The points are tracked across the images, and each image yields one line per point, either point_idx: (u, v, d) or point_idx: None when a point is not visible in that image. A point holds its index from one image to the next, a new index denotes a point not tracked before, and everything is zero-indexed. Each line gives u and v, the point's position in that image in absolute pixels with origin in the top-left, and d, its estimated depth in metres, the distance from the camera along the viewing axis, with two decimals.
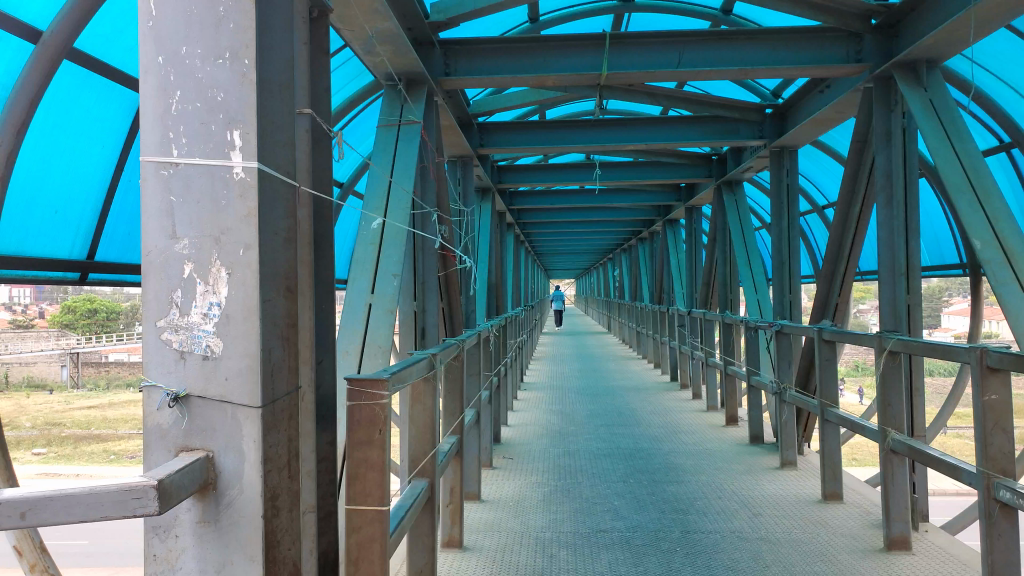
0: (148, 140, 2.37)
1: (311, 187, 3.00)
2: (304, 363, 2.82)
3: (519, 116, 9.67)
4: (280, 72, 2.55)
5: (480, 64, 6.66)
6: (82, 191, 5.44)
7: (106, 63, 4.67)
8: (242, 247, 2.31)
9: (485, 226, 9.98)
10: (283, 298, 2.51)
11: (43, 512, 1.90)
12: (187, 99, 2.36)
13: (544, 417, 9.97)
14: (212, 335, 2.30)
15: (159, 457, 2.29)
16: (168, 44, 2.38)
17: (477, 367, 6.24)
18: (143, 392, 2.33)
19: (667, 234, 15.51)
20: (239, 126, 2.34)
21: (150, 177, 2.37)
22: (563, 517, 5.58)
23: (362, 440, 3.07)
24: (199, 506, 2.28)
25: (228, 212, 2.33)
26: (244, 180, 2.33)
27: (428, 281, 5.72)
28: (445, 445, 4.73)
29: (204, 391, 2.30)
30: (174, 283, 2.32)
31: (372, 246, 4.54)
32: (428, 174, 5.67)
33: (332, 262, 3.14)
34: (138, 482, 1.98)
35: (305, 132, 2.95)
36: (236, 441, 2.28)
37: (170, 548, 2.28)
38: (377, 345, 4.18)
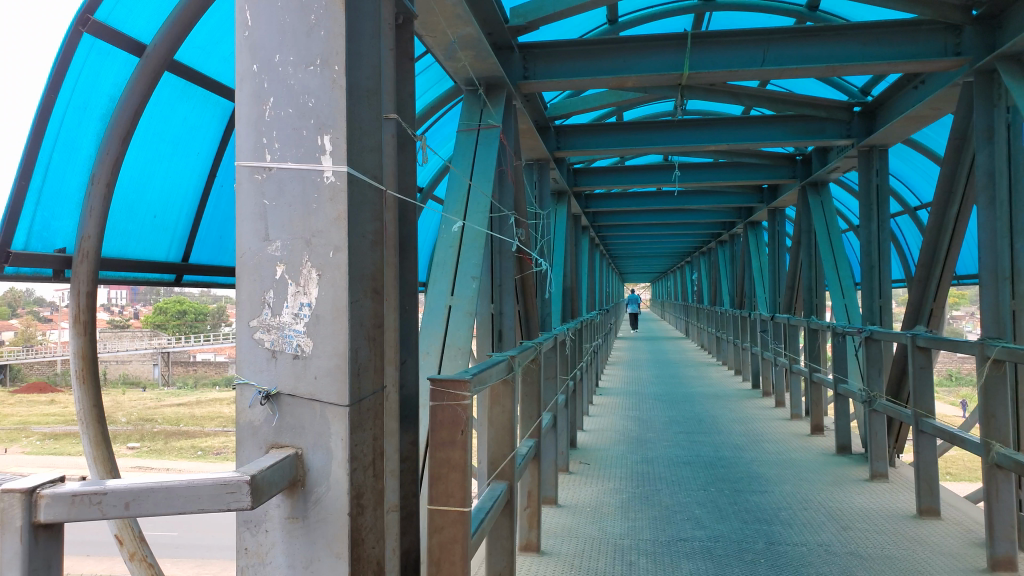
0: (244, 146, 2.45)
1: (397, 191, 3.04)
2: (390, 363, 2.86)
3: (597, 118, 9.61)
4: (368, 78, 2.60)
5: (559, 66, 6.63)
6: (176, 196, 5.59)
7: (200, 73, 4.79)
8: (333, 249, 2.36)
9: (560, 229, 9.94)
10: (370, 299, 2.55)
11: (145, 502, 1.99)
12: (280, 105, 2.43)
13: (621, 423, 9.86)
14: (303, 335, 2.36)
15: (251, 454, 2.36)
16: (262, 52, 2.45)
17: (554, 371, 6.22)
18: (237, 389, 2.41)
19: (749, 237, 15.12)
20: (329, 131, 2.40)
21: (244, 181, 2.45)
22: (642, 525, 5.51)
23: (445, 440, 3.09)
24: (288, 502, 2.33)
25: (318, 215, 2.38)
26: (333, 184, 2.38)
27: (505, 283, 5.72)
28: (524, 448, 4.74)
29: (294, 389, 2.36)
30: (267, 284, 2.40)
31: (451, 249, 4.57)
32: (506, 177, 5.70)
33: (416, 265, 3.18)
34: (232, 477, 2.05)
35: (391, 136, 2.98)
36: (325, 439, 2.33)
37: (261, 543, 2.34)
38: (457, 347, 4.21)
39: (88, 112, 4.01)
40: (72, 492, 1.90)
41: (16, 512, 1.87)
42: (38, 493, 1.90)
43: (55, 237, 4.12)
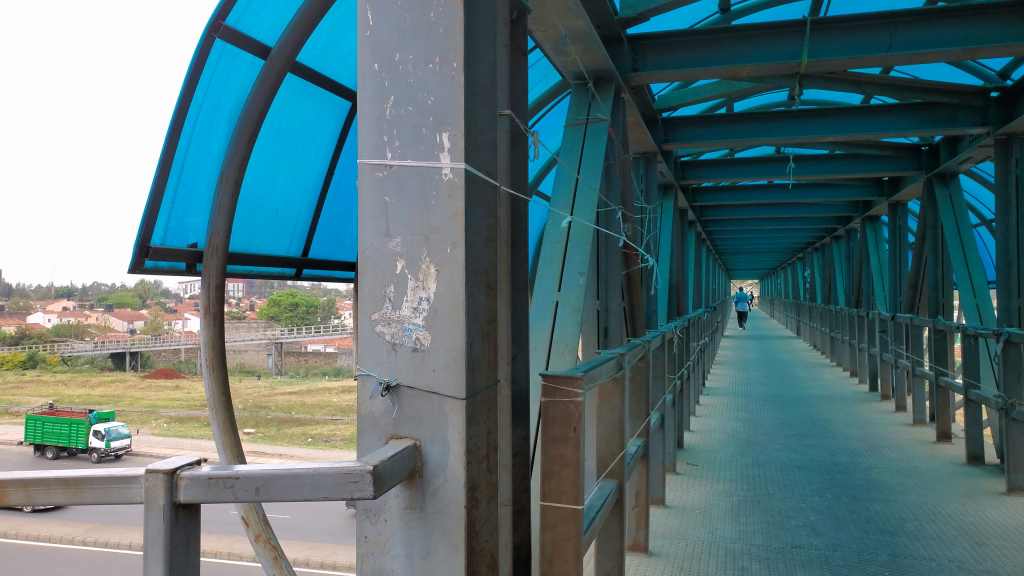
0: (366, 144, 2.52)
1: (509, 187, 3.04)
2: (502, 358, 2.87)
3: (706, 109, 9.39)
4: (484, 74, 2.60)
5: (670, 58, 6.48)
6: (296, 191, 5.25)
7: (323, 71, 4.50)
8: (450, 245, 2.38)
9: (668, 224, 9.73)
10: (484, 295, 2.56)
11: (274, 488, 2.08)
12: (400, 103, 2.48)
13: (729, 424, 9.60)
14: (422, 328, 2.40)
15: (372, 444, 2.43)
16: (383, 51, 2.51)
17: (662, 369, 6.11)
18: (359, 381, 2.48)
19: (867, 233, 14.40)
20: (447, 128, 2.42)
21: (366, 178, 2.52)
22: (754, 529, 5.34)
23: (557, 436, 3.09)
24: (406, 492, 2.37)
25: (437, 211, 2.41)
26: (451, 181, 2.40)
27: (611, 280, 5.67)
28: (632, 447, 4.69)
29: (414, 381, 2.40)
30: (388, 279, 2.46)
31: (558, 244, 4.54)
32: (613, 171, 5.61)
33: (527, 261, 3.15)
34: (355, 466, 2.10)
35: (505, 133, 2.97)
36: (442, 431, 2.36)
37: (380, 532, 2.38)
38: (564, 343, 4.18)
39: (217, 112, 4.08)
40: (208, 475, 2.03)
41: (159, 491, 2.02)
42: (178, 474, 2.05)
43: (188, 233, 4.20)
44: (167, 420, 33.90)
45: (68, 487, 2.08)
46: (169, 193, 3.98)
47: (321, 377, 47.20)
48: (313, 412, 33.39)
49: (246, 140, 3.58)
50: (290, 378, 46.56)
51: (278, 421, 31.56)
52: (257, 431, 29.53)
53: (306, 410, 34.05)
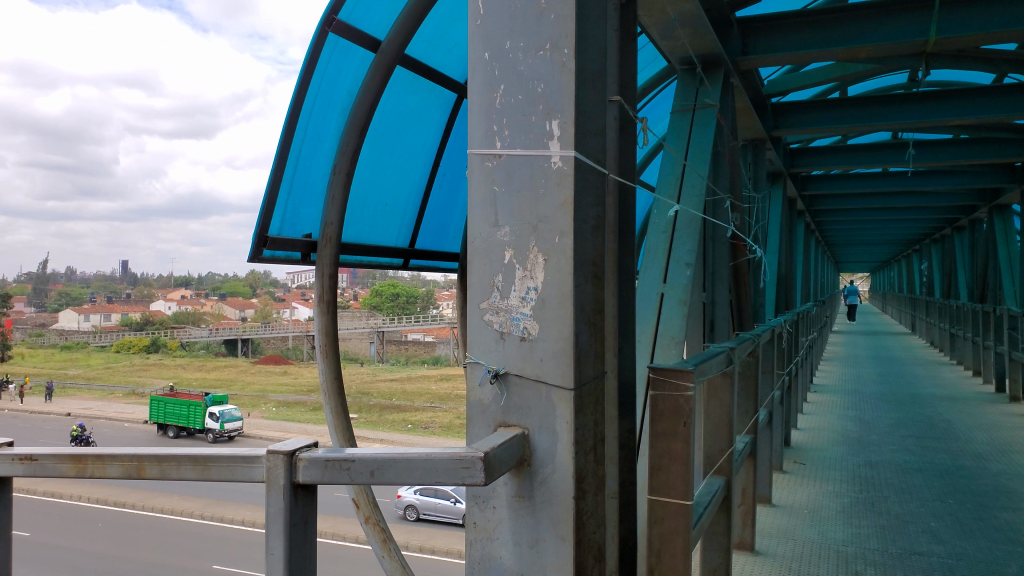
0: (476, 134, 2.54)
1: (618, 174, 2.98)
2: (609, 350, 2.81)
3: (819, 93, 8.99)
4: (593, 60, 2.57)
5: (782, 41, 6.25)
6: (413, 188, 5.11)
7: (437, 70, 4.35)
8: (558, 235, 2.36)
9: (776, 215, 9.41)
10: (591, 285, 2.52)
11: (388, 472, 2.13)
12: (510, 91, 2.48)
13: (839, 423, 9.21)
14: (529, 318, 2.39)
15: (481, 431, 2.45)
16: (493, 40, 2.52)
17: (770, 365, 5.91)
18: (468, 368, 2.50)
19: (995, 223, 13.45)
20: (557, 116, 2.40)
21: (476, 169, 2.53)
22: (868, 533, 5.10)
23: (667, 431, 3.02)
24: (514, 481, 2.36)
25: (545, 201, 2.40)
26: (560, 169, 2.38)
27: (717, 272, 5.54)
28: (740, 443, 4.57)
29: (521, 370, 2.40)
30: (496, 268, 2.46)
31: (663, 234, 4.41)
32: (722, 158, 5.45)
33: (635, 251, 3.07)
34: (466, 452, 2.11)
35: (614, 119, 2.92)
36: (551, 421, 2.34)
37: (489, 518, 2.40)
38: (670, 336, 4.12)
39: (330, 105, 4.10)
40: (324, 457, 2.11)
41: (280, 471, 2.12)
42: (297, 456, 2.14)
43: (303, 224, 4.36)
44: (277, 405, 35.54)
45: (196, 464, 2.22)
46: (284, 185, 4.12)
47: (420, 366, 48.34)
48: (413, 400, 34.27)
49: (357, 134, 3.65)
50: (392, 367, 47.89)
51: (380, 407, 32.57)
52: (360, 416, 30.57)
53: (406, 397, 35.06)
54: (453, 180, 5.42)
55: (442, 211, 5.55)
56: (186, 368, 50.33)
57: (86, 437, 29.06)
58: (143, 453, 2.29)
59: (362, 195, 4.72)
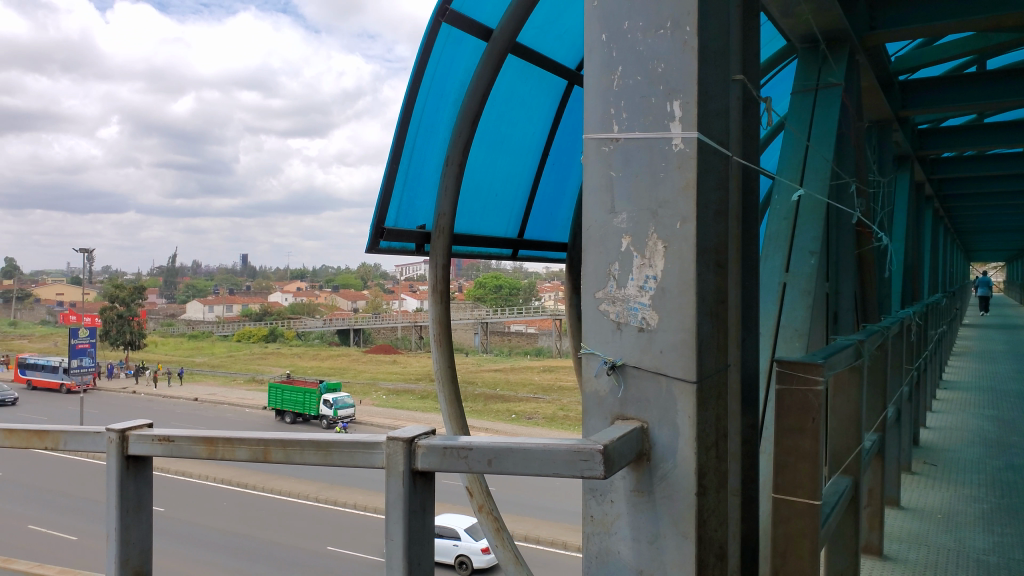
0: (592, 118, 2.49)
1: (741, 157, 2.85)
2: (731, 342, 2.70)
3: (953, 69, 8.37)
4: (716, 38, 2.47)
5: (912, 12, 5.86)
6: (522, 178, 5.07)
7: (549, 58, 4.29)
8: (680, 220, 2.28)
9: (902, 201, 8.87)
10: (713, 273, 2.42)
11: (505, 461, 2.11)
12: (629, 73, 2.41)
13: (974, 423, 8.60)
14: (648, 308, 2.32)
15: (598, 424, 2.40)
16: (611, 21, 2.46)
17: (899, 358, 5.58)
18: (584, 359, 2.45)
19: None
20: (679, 96, 2.32)
21: (592, 154, 2.48)
22: (1012, 542, 4.72)
23: (793, 427, 2.91)
24: (633, 475, 2.30)
25: (665, 184, 2.32)
26: (682, 151, 2.29)
27: (842, 261, 5.24)
28: (868, 441, 4.34)
29: (640, 361, 2.33)
30: (613, 256, 2.40)
31: (785, 220, 4.22)
32: (847, 141, 5.17)
33: (758, 238, 2.93)
34: (585, 444, 2.04)
35: (737, 99, 2.80)
36: (671, 414, 2.26)
37: (606, 512, 2.34)
38: (792, 328, 3.91)
39: (442, 96, 4.11)
40: (442, 445, 2.14)
41: (399, 458, 2.17)
42: (415, 443, 2.18)
43: (417, 215, 4.42)
44: (386, 393, 36.64)
45: (320, 450, 2.30)
46: (399, 178, 4.17)
47: (524, 357, 48.75)
48: (517, 390, 34.60)
49: (469, 124, 3.65)
50: (495, 357, 48.45)
51: (484, 397, 33.03)
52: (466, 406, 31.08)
53: (510, 388, 35.38)
54: (560, 170, 5.37)
55: (551, 201, 5.50)
56: (301, 357, 52.65)
57: (212, 420, 30.86)
58: (269, 438, 2.38)
59: (473, 185, 4.74)
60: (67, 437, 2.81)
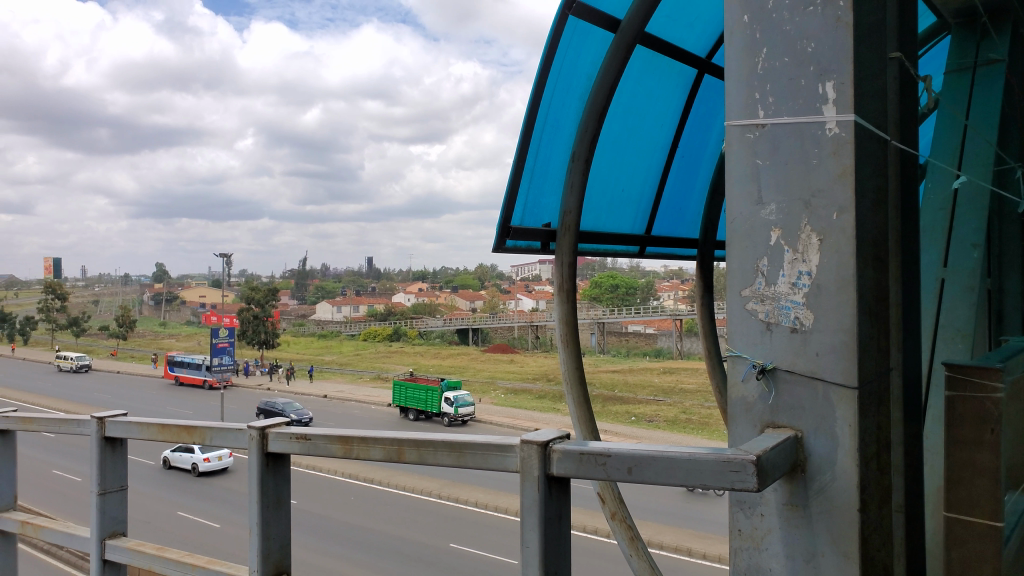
0: (734, 105, 2.32)
1: (900, 140, 2.58)
2: (893, 345, 2.45)
3: None
4: (873, 12, 2.24)
5: None
6: (650, 173, 4.91)
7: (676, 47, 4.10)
8: (836, 211, 2.08)
9: None
10: (873, 269, 2.19)
11: (647, 470, 1.97)
12: (775, 54, 2.23)
13: None
14: (802, 307, 2.14)
15: (746, 432, 2.23)
16: (755, 1, 2.30)
17: None
18: (730, 363, 2.30)
19: None
20: (832, 77, 2.12)
21: (735, 142, 2.31)
22: None
23: (969, 439, 2.71)
24: (786, 487, 2.12)
25: (818, 173, 2.12)
26: (838, 136, 2.09)
27: (1007, 254, 4.73)
28: None
29: (793, 365, 2.15)
30: (760, 251, 2.23)
31: (942, 211, 3.79)
32: (1011, 120, 4.65)
33: (919, 229, 2.65)
34: (735, 454, 1.86)
35: (894, 79, 2.53)
36: (829, 423, 2.07)
37: (756, 527, 2.17)
38: (954, 328, 3.61)
39: (569, 91, 4.00)
40: (579, 451, 2.05)
41: (534, 462, 2.10)
42: (551, 447, 2.10)
43: (543, 213, 4.35)
44: (505, 392, 37.06)
45: (452, 451, 2.26)
46: (525, 175, 4.12)
47: (642, 359, 48.05)
48: (636, 393, 34.10)
49: (596, 119, 3.53)
50: (613, 358, 48.03)
51: (604, 398, 32.76)
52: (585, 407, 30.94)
53: (630, 390, 34.94)
54: (690, 164, 5.17)
55: (681, 196, 5.32)
56: (423, 355, 54.05)
57: (340, 416, 32.18)
58: (403, 438, 2.37)
59: (601, 180, 4.62)
60: (213, 433, 2.92)
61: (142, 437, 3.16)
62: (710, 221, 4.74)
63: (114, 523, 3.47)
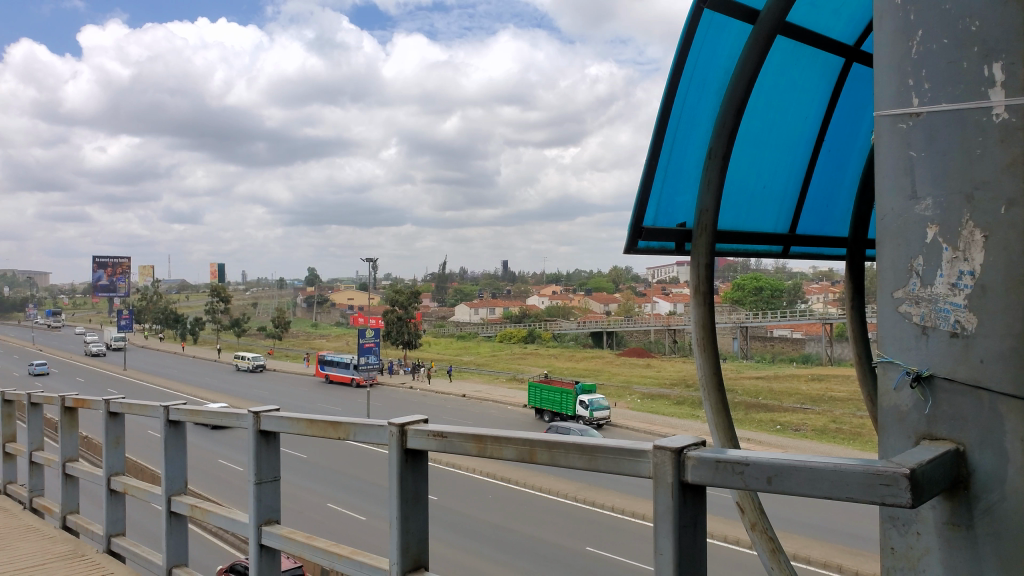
0: (885, 95, 2.18)
1: None
2: None
3: None
4: None
5: None
6: (792, 170, 4.67)
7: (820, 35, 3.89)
8: (1004, 204, 1.90)
9: None
10: None
11: (788, 480, 1.87)
12: (931, 37, 2.07)
13: None
14: (963, 309, 1.97)
15: (900, 444, 2.07)
16: None
17: None
18: (880, 369, 2.15)
19: None
20: (1000, 58, 1.95)
21: (886, 132, 2.16)
22: None
23: None
24: (945, 505, 1.95)
25: (982, 164, 1.96)
26: (1006, 122, 1.92)
27: None
28: None
29: (953, 372, 1.97)
30: (915, 249, 2.07)
31: None
32: None
33: None
34: (887, 467, 1.73)
35: None
36: (997, 437, 1.89)
37: (911, 546, 2.00)
38: None
39: (705, 87, 3.89)
40: (715, 458, 1.99)
41: (667, 469, 2.05)
42: (684, 453, 2.05)
43: (679, 213, 4.25)
44: (642, 397, 36.55)
45: (584, 454, 2.26)
46: (659, 174, 4.04)
47: (787, 365, 45.87)
48: (781, 400, 32.66)
49: (734, 113, 3.40)
50: (756, 364, 46.23)
51: (745, 406, 31.59)
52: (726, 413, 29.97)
53: (774, 397, 33.50)
54: (841, 159, 4.88)
55: (832, 194, 5.03)
56: (559, 358, 54.21)
57: (478, 416, 32.90)
58: (535, 438, 2.39)
59: (740, 177, 4.45)
60: (356, 428, 3.06)
61: (293, 431, 3.36)
62: (860, 219, 4.46)
63: (269, 511, 3.71)
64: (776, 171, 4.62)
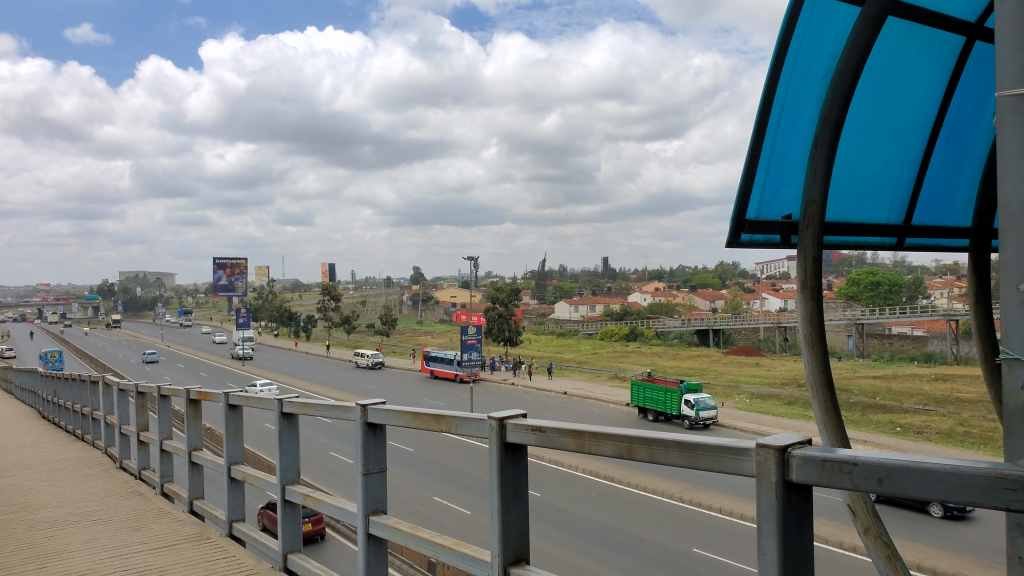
0: (1008, 73, 2.03)
1: None
2: None
3: None
4: None
5: None
6: (908, 157, 4.43)
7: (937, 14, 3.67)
8: None
9: None
10: None
11: (901, 481, 1.78)
12: None
13: None
14: None
15: None
16: None
17: None
18: (1005, 366, 2.01)
19: None
20: None
21: (1009, 114, 2.02)
22: None
23: None
24: None
25: None
26: None
27: None
28: None
29: None
30: None
31: None
32: None
33: None
34: (1011, 471, 1.61)
35: None
36: None
37: None
38: None
39: (810, 72, 3.74)
40: (821, 457, 1.91)
41: (771, 467, 1.99)
42: (789, 452, 1.99)
43: (783, 204, 4.11)
44: (750, 396, 35.52)
45: (684, 451, 2.23)
46: (763, 163, 3.91)
47: (908, 364, 43.45)
48: (900, 401, 30.98)
49: (841, 100, 3.26)
50: (873, 363, 44.09)
51: (862, 406, 30.17)
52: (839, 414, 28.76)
53: (893, 398, 31.83)
54: (963, 144, 4.59)
55: (952, 181, 4.74)
56: (662, 356, 53.45)
57: (580, 412, 32.87)
58: (634, 435, 2.37)
59: (851, 166, 4.26)
60: (458, 422, 3.12)
61: (398, 424, 3.46)
62: (984, 206, 4.19)
63: (376, 502, 3.84)
64: (889, 159, 4.39)
